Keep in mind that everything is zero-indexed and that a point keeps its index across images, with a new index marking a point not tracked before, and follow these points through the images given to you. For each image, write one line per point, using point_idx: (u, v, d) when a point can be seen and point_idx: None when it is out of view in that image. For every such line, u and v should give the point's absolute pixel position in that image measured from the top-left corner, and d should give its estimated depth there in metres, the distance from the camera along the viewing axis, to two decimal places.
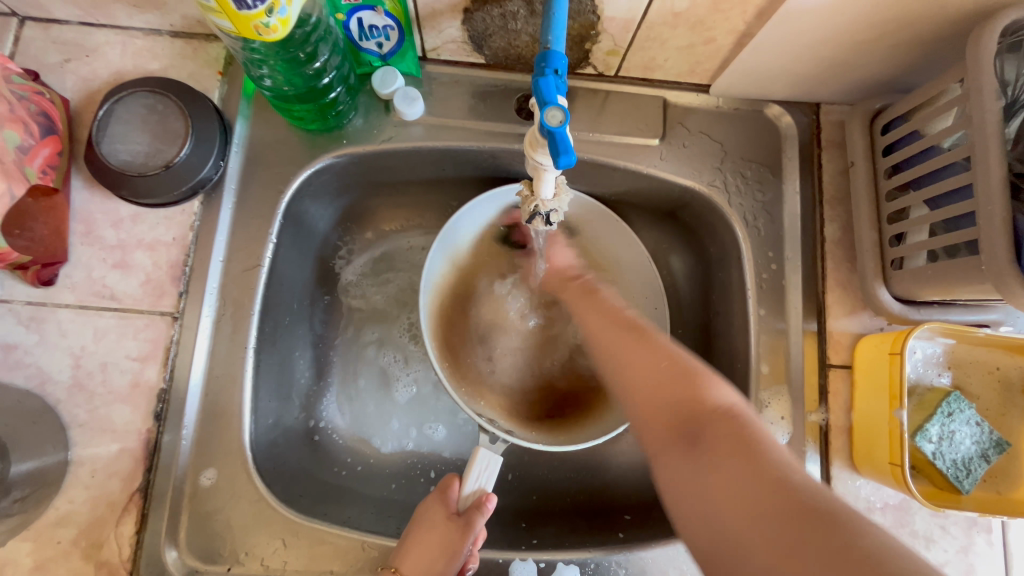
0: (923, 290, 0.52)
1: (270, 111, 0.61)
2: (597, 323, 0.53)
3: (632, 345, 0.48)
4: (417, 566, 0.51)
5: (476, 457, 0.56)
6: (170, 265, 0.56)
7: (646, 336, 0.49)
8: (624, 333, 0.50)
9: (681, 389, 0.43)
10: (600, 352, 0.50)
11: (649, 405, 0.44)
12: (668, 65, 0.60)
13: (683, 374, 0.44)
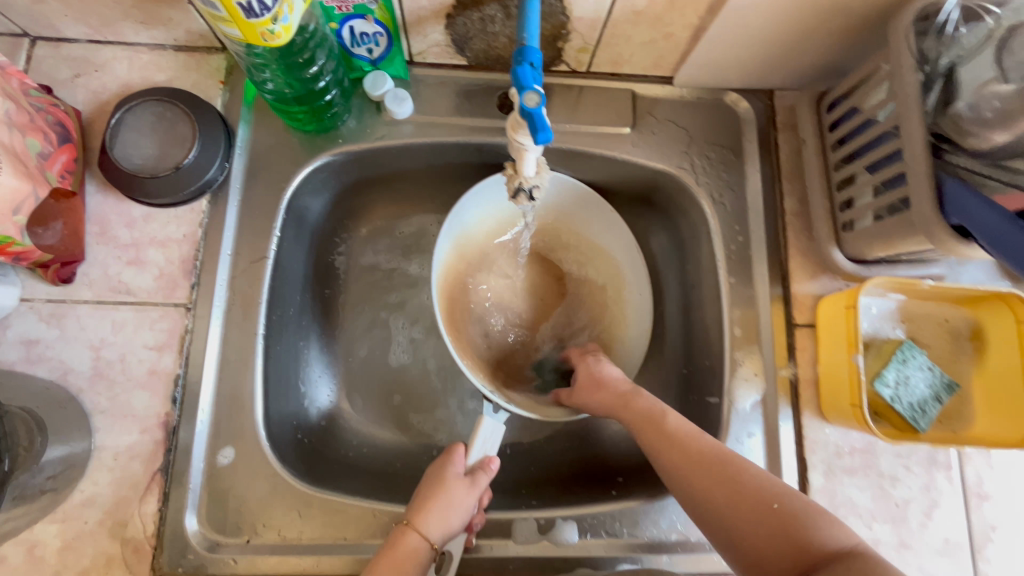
0: (871, 247, 0.58)
1: (270, 115, 0.66)
2: (671, 456, 0.57)
3: (722, 483, 0.54)
4: (430, 522, 0.54)
5: (481, 425, 0.60)
6: (181, 260, 0.60)
7: (739, 471, 0.54)
8: (714, 470, 0.55)
9: (787, 538, 0.49)
10: (689, 493, 0.55)
11: (768, 555, 0.50)
12: (634, 60, 0.66)
13: (782, 520, 0.50)
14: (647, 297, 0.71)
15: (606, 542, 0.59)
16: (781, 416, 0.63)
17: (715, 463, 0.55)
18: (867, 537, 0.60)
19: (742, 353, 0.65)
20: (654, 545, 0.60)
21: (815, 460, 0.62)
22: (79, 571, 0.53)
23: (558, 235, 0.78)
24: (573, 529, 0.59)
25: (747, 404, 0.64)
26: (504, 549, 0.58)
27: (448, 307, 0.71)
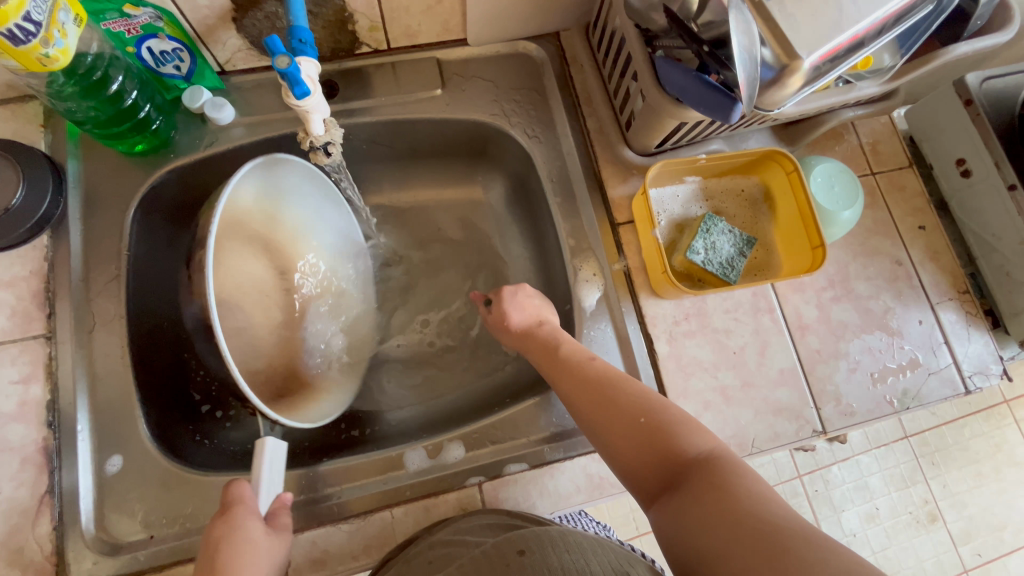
0: (648, 136, 0.67)
1: (97, 147, 0.69)
2: (566, 382, 0.58)
3: (602, 398, 0.55)
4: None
5: (267, 450, 0.55)
6: (32, 294, 0.63)
7: (620, 392, 0.55)
8: (598, 396, 0.55)
9: (658, 443, 0.50)
10: (579, 410, 0.56)
11: (641, 471, 0.51)
12: (424, 29, 0.74)
13: (656, 426, 0.51)
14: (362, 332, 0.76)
15: (492, 450, 0.65)
16: (622, 304, 0.71)
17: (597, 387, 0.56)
18: (715, 385, 0.69)
19: (579, 259, 0.73)
20: (535, 441, 0.66)
21: (659, 333, 0.70)
22: None
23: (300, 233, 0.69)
24: (459, 447, 0.65)
25: (593, 301, 0.72)
26: (398, 481, 0.63)
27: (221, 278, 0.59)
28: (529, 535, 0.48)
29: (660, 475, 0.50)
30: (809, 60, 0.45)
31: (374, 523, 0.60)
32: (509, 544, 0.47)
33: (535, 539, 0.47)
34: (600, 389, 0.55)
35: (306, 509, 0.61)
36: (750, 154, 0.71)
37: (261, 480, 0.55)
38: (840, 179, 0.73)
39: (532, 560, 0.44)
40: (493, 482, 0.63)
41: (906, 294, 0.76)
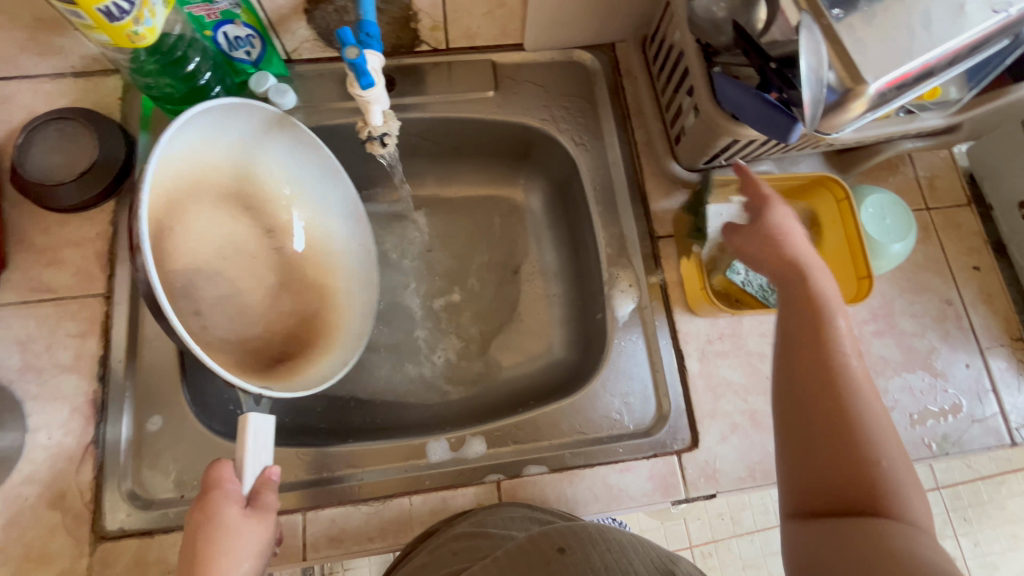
0: (697, 153, 0.67)
1: (167, 122, 0.74)
2: (807, 352, 0.50)
3: (840, 403, 0.47)
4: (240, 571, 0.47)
5: (248, 429, 0.51)
6: (96, 255, 0.67)
7: (849, 393, 0.47)
8: (834, 395, 0.47)
9: (864, 483, 0.44)
10: (795, 385, 0.49)
11: (822, 488, 0.45)
12: (483, 31, 0.76)
13: (881, 476, 0.44)
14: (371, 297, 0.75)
15: (513, 449, 0.65)
16: (656, 317, 0.71)
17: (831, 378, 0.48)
18: (744, 409, 0.68)
19: (616, 268, 0.73)
20: (556, 445, 0.66)
21: (690, 350, 0.69)
22: (25, 541, 0.57)
23: (265, 198, 0.69)
24: (481, 443, 0.65)
25: (625, 311, 0.71)
26: (419, 469, 0.64)
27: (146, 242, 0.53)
28: (568, 531, 0.48)
29: (839, 504, 0.44)
30: (875, 87, 0.45)
31: (391, 509, 0.61)
32: (546, 539, 0.47)
33: (573, 536, 0.47)
34: (841, 392, 0.47)
35: (312, 491, 0.62)
36: (801, 178, 0.71)
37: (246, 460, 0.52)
38: (893, 211, 0.71)
39: (574, 564, 0.45)
40: (511, 482, 0.63)
41: (954, 335, 0.73)
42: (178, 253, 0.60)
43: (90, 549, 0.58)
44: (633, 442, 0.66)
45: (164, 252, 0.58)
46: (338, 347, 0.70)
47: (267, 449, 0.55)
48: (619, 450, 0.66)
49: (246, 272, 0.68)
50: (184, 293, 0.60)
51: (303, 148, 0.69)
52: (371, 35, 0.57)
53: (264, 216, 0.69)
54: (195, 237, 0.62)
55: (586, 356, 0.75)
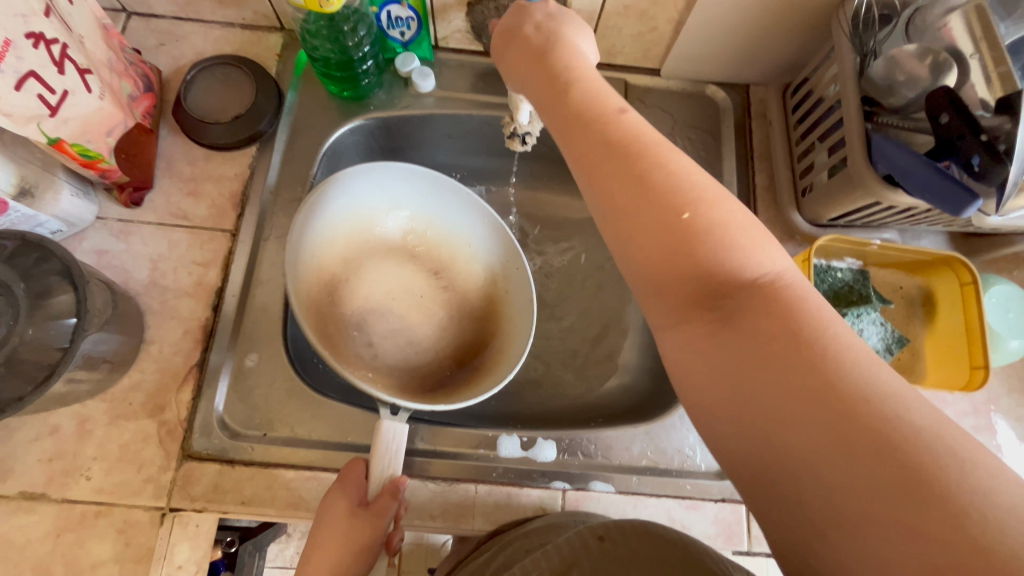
0: (825, 208, 0.66)
1: (314, 84, 0.78)
2: (609, 178, 0.45)
3: (665, 181, 0.43)
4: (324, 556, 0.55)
5: (380, 434, 0.56)
6: (231, 194, 0.71)
7: (657, 186, 0.43)
8: (640, 185, 0.44)
9: (701, 254, 0.42)
10: (609, 213, 0.45)
11: (682, 275, 0.42)
12: (625, 51, 0.77)
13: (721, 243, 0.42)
14: (530, 311, 0.68)
15: (582, 462, 0.65)
16: None
17: (819, 367, 0.36)
18: None
19: None
20: (625, 467, 0.65)
21: None
22: (122, 444, 0.61)
23: (430, 239, 0.77)
24: (552, 447, 0.66)
25: None
26: (489, 458, 0.65)
27: (315, 309, 0.65)
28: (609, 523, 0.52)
29: (701, 288, 0.41)
30: None
31: (456, 493, 0.62)
32: (587, 529, 0.51)
33: (613, 528, 0.51)
34: (648, 184, 0.43)
35: None
36: (924, 254, 0.68)
37: (380, 461, 0.57)
38: (1018, 308, 0.68)
39: (612, 550, 0.48)
40: (576, 494, 0.63)
41: None
42: (356, 299, 0.73)
43: (176, 464, 0.61)
44: (703, 482, 0.65)
45: (343, 297, 0.71)
46: (511, 353, 0.67)
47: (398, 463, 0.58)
48: (687, 487, 0.65)
49: (420, 305, 0.76)
50: (358, 328, 0.71)
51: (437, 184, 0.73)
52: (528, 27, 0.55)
53: (432, 254, 0.77)
54: (366, 283, 0.74)
55: (663, 386, 0.75)
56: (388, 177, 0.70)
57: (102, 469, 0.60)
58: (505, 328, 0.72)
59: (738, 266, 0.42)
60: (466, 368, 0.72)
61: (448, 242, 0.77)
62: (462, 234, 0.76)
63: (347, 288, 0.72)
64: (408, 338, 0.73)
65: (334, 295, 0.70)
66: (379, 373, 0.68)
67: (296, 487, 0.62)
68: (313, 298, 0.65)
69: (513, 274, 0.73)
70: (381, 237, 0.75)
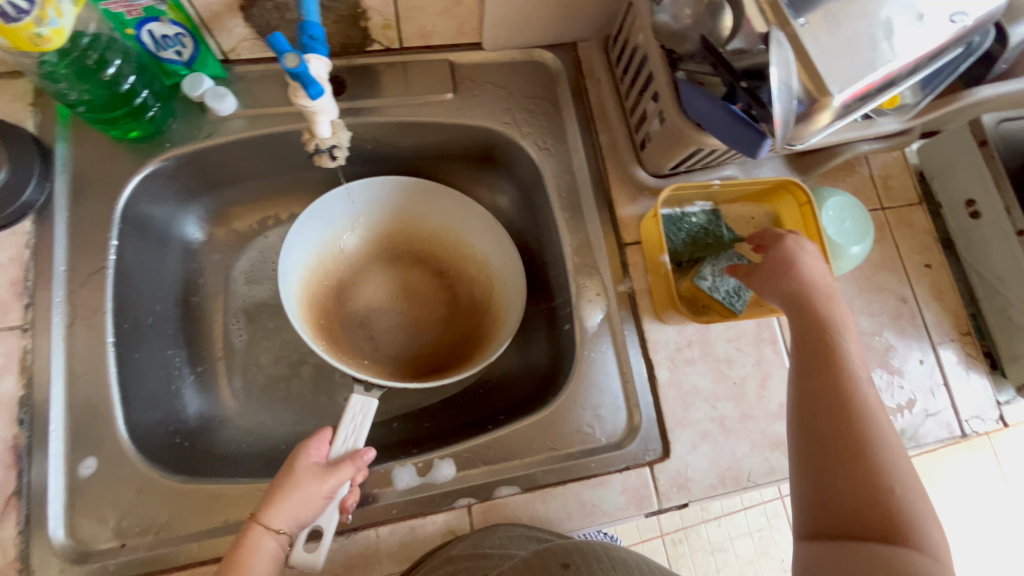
0: (662, 159, 0.66)
1: (88, 130, 0.66)
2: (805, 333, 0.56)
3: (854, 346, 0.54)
4: (280, 515, 0.53)
5: (350, 403, 0.64)
6: (10, 283, 0.60)
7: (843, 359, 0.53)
8: (828, 366, 0.52)
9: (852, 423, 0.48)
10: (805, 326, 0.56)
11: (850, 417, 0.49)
12: (439, 30, 0.72)
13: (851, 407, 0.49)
14: (523, 297, 0.74)
15: (485, 471, 0.63)
16: (625, 327, 0.70)
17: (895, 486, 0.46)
18: (714, 416, 0.68)
19: (583, 277, 0.71)
20: (528, 463, 0.64)
21: (660, 358, 0.69)
22: None
23: (442, 239, 0.84)
24: (450, 465, 0.63)
25: (595, 322, 0.70)
26: (385, 497, 0.61)
27: (316, 308, 0.78)
28: (572, 549, 0.57)
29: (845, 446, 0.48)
30: (840, 98, 0.45)
31: (357, 542, 0.58)
32: (552, 556, 0.56)
33: (577, 554, 0.57)
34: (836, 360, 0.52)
35: None
36: (764, 184, 0.70)
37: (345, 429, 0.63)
38: (852, 214, 0.72)
39: None
40: (482, 505, 0.61)
41: (909, 332, 0.75)
42: (363, 299, 0.83)
43: None
44: (606, 456, 0.65)
45: (348, 300, 0.82)
46: (503, 329, 0.75)
47: (362, 435, 0.63)
48: (591, 464, 0.64)
49: (423, 298, 0.84)
50: (361, 325, 0.81)
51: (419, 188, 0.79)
52: (315, 36, 0.54)
53: (438, 254, 0.84)
54: (371, 287, 0.83)
55: (556, 367, 0.74)
56: (389, 186, 0.78)
57: None
58: (495, 313, 0.79)
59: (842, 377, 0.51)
60: (458, 351, 0.80)
61: (451, 225, 0.82)
62: (460, 228, 0.82)
63: (351, 293, 0.82)
64: (410, 329, 0.82)
65: (332, 296, 0.80)
66: (382, 360, 0.80)
67: None
68: (311, 296, 0.77)
69: (496, 252, 0.79)
70: (376, 244, 0.83)
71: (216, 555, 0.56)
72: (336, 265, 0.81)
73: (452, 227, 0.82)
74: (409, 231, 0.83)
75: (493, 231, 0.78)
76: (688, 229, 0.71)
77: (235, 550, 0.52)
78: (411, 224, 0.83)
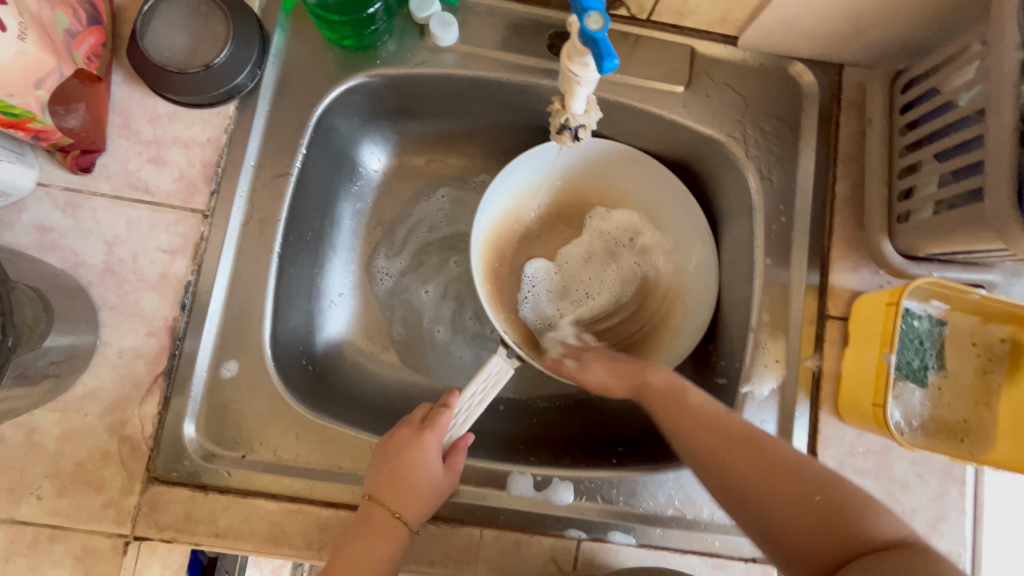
0: (925, 242, 0.54)
1: (307, 25, 0.63)
2: (693, 438, 0.52)
3: (755, 464, 0.49)
4: (418, 512, 0.54)
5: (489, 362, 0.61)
6: (203, 164, 0.58)
7: (776, 458, 0.49)
8: (752, 462, 0.49)
9: (827, 526, 0.44)
10: (699, 455, 0.51)
11: (809, 535, 0.45)
12: (700, 11, 0.62)
13: (824, 500, 0.45)
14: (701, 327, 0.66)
15: (601, 508, 0.58)
16: (797, 409, 0.61)
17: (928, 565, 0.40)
18: None
19: (765, 336, 0.62)
20: (648, 516, 0.58)
21: (826, 456, 0.60)
22: (76, 462, 0.53)
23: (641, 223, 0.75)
24: (569, 491, 0.58)
25: (765, 390, 0.61)
26: (498, 499, 0.58)
27: (497, 252, 0.73)
28: None
29: (834, 554, 0.43)
30: None
31: (460, 536, 0.56)
32: None
33: None
34: (753, 444, 0.50)
35: None
36: None
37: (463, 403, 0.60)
38: None
39: None
40: (592, 544, 0.57)
41: None
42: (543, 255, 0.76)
43: (142, 487, 0.53)
44: (733, 539, 0.58)
45: (527, 252, 0.76)
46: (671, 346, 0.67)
47: (475, 415, 0.60)
48: (715, 543, 0.58)
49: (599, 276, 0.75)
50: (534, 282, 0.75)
51: (639, 164, 0.70)
52: None
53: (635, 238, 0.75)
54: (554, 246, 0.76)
55: None
56: (609, 153, 0.70)
57: (55, 488, 0.52)
58: (676, 324, 0.70)
59: (786, 468, 0.48)
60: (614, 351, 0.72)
61: (655, 209, 0.73)
62: (662, 219, 0.73)
63: (533, 246, 0.76)
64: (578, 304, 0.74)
65: (517, 249, 0.75)
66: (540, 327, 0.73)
67: (280, 522, 0.54)
68: (495, 242, 0.73)
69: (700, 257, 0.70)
70: (568, 205, 0.76)
71: (327, 500, 0.55)
72: (523, 217, 0.75)
73: (653, 209, 0.73)
74: (607, 200, 0.75)
75: (705, 233, 0.68)
76: (912, 326, 0.59)
77: (358, 533, 0.52)
78: (614, 194, 0.74)
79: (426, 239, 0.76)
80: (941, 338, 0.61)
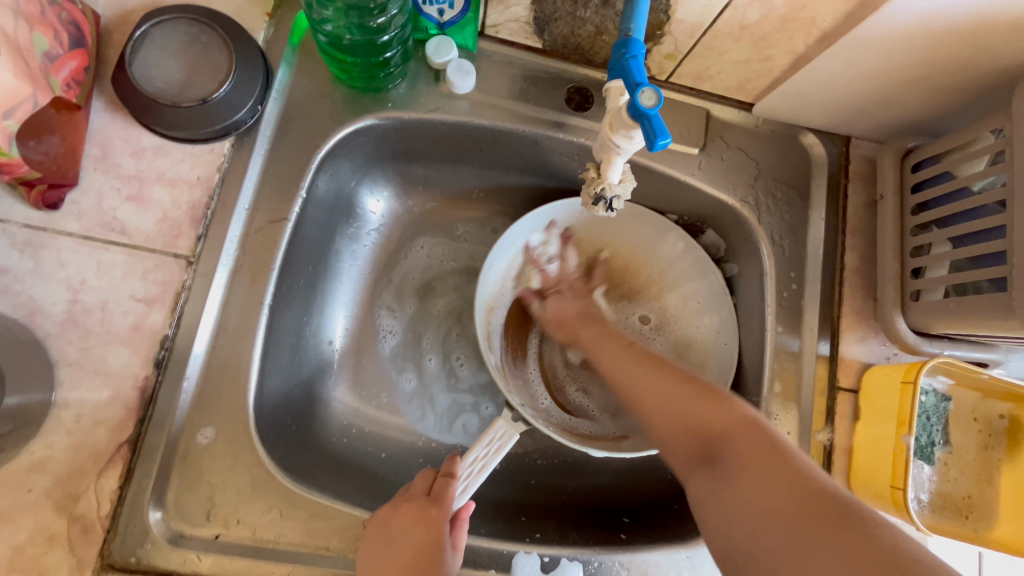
0: (938, 322, 0.55)
1: (316, 62, 0.59)
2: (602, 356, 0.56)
3: (648, 373, 0.51)
4: None
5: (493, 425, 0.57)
6: (190, 205, 0.53)
7: (638, 366, 0.52)
8: (633, 367, 0.53)
9: (702, 407, 0.46)
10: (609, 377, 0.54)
11: (685, 432, 0.46)
12: (721, 77, 0.62)
13: (700, 391, 0.47)
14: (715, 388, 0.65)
15: None
16: None
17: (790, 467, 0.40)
18: None
19: (777, 406, 0.61)
20: None
21: None
22: (12, 547, 0.45)
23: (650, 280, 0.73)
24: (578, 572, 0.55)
25: None
26: None
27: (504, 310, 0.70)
28: None
29: (695, 444, 0.45)
30: None
31: None
32: None
33: None
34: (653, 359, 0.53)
35: None
36: None
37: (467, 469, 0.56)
38: None
39: None
40: None
41: None
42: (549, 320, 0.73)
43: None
44: None
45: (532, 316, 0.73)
46: None
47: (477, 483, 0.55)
48: None
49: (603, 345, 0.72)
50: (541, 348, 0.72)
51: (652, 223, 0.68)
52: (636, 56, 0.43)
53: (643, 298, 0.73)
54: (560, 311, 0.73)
55: None
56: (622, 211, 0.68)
57: None
58: None
59: (651, 383, 0.50)
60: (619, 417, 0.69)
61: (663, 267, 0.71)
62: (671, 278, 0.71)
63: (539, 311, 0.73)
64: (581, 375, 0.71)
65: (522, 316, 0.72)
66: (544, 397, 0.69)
67: None
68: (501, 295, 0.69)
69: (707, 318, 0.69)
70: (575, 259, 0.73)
71: None
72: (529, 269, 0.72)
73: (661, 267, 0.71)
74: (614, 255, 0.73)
75: (716, 295, 0.67)
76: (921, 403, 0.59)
77: None
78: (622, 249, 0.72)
79: (425, 288, 0.72)
80: (945, 413, 0.61)
